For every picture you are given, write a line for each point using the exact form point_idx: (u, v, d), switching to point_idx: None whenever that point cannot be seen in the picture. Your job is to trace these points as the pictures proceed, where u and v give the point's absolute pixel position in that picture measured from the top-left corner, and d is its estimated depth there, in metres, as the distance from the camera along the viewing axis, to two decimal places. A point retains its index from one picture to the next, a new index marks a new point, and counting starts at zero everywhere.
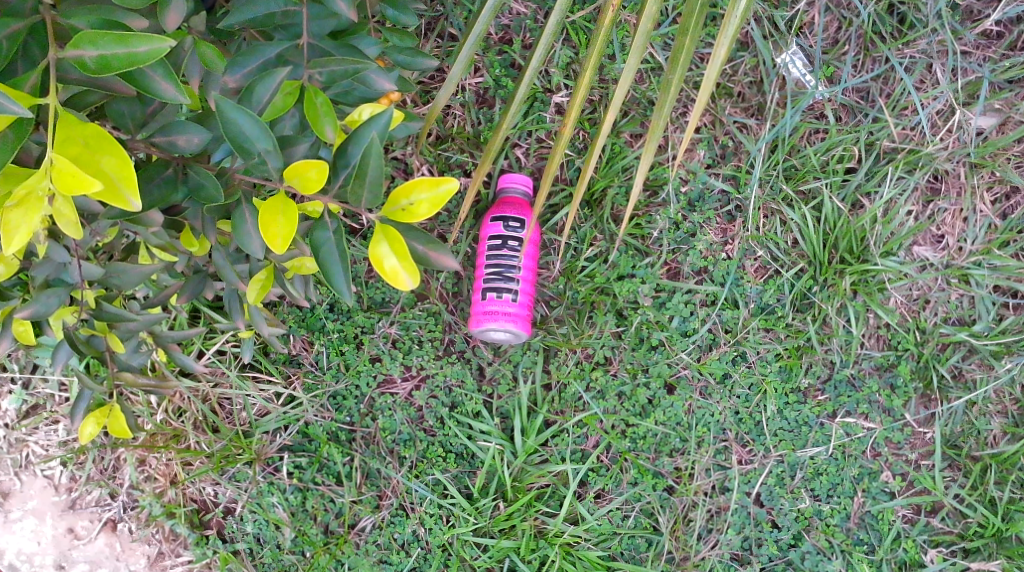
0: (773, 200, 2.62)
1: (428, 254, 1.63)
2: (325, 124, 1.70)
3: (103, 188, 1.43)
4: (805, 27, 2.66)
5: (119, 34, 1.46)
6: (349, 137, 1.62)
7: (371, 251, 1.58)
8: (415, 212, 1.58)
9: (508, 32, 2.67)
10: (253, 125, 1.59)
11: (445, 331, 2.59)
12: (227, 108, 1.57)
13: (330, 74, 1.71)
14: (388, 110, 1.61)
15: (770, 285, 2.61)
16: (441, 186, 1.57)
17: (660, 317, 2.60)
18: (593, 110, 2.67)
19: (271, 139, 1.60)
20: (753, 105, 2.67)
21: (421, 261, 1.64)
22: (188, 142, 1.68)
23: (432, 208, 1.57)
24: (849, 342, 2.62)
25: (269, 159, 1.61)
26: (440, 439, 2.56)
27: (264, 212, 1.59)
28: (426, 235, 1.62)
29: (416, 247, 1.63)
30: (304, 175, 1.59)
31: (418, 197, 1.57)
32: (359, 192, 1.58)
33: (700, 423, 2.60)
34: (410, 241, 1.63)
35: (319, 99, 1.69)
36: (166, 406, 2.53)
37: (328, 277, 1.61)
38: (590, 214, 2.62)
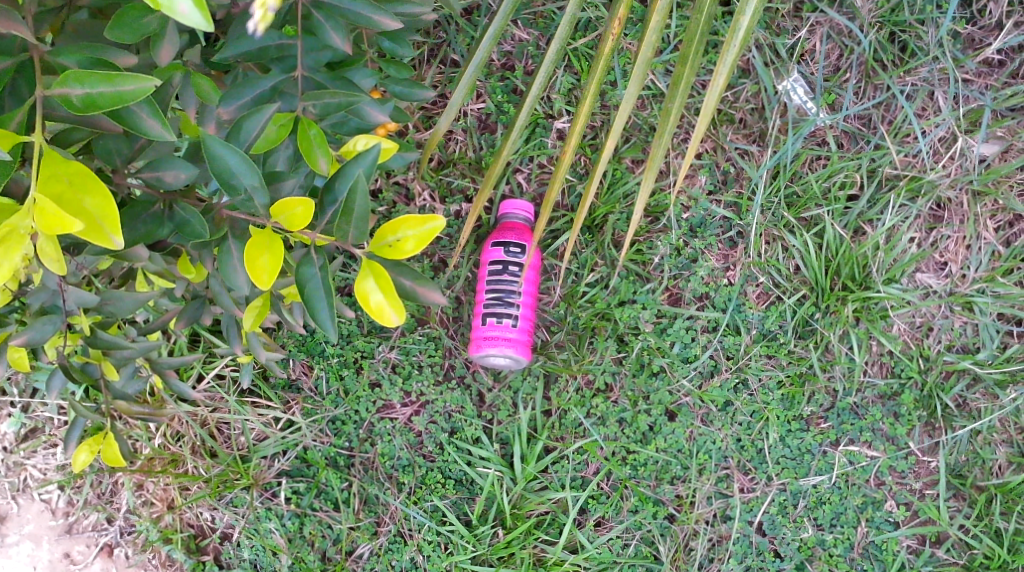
0: (774, 226, 2.61)
1: (416, 290, 1.63)
2: (319, 154, 1.71)
3: (85, 227, 1.40)
4: (807, 54, 2.66)
5: (106, 73, 1.44)
6: (337, 172, 1.61)
7: (358, 287, 1.58)
8: (401, 248, 1.58)
9: (510, 59, 2.67)
10: (239, 161, 1.58)
11: (445, 356, 2.58)
12: (213, 144, 1.56)
13: (324, 107, 1.71)
14: (375, 147, 1.59)
15: (772, 312, 2.59)
16: (428, 222, 1.58)
17: (661, 343, 2.59)
18: (595, 135, 2.67)
19: (257, 176, 1.59)
20: (756, 131, 2.66)
21: (408, 296, 1.63)
22: (175, 178, 1.64)
23: (419, 243, 1.58)
24: (852, 369, 2.59)
25: (254, 195, 1.60)
26: (439, 464, 2.54)
27: (250, 248, 1.58)
28: (414, 271, 1.62)
29: (403, 282, 1.63)
30: (290, 212, 1.60)
31: (404, 234, 1.57)
32: (345, 229, 1.57)
33: (701, 450, 2.58)
34: (397, 277, 1.63)
35: (313, 132, 1.70)
36: (164, 431, 2.52)
37: (313, 314, 1.60)
38: (591, 240, 2.62)
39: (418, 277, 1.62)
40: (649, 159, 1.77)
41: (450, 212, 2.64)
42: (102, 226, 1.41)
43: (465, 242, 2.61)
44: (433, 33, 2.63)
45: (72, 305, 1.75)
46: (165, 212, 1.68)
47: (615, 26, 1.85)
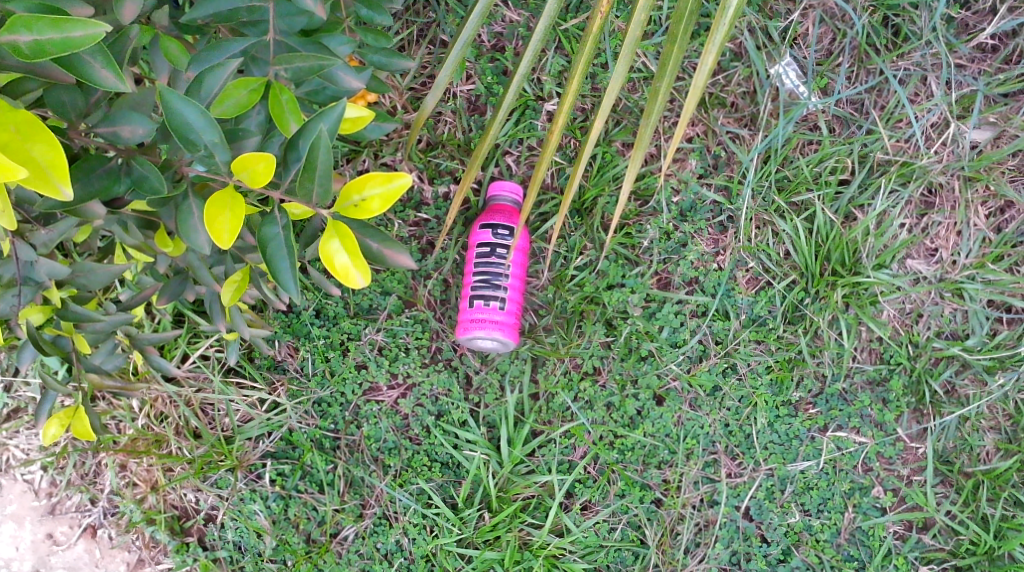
0: (765, 211, 2.60)
1: (384, 253, 1.70)
2: (290, 120, 1.74)
3: (30, 175, 1.45)
4: (799, 38, 2.64)
5: (55, 18, 1.45)
6: (301, 130, 1.66)
7: (324, 247, 1.64)
8: (368, 208, 1.63)
9: (500, 40, 2.65)
10: (198, 117, 1.60)
11: (432, 339, 2.56)
12: (172, 99, 1.58)
13: (297, 71, 1.74)
14: (340, 103, 1.65)
15: (761, 297, 2.58)
16: (394, 182, 1.63)
17: (650, 328, 2.58)
18: (585, 118, 2.65)
19: (217, 132, 1.61)
20: (746, 115, 2.65)
21: (375, 259, 1.71)
22: (132, 133, 1.66)
23: (384, 203, 1.63)
24: (841, 355, 2.59)
25: (215, 152, 1.62)
26: (425, 447, 2.53)
27: (211, 207, 1.61)
28: (381, 233, 1.69)
29: (370, 244, 1.70)
30: (252, 168, 1.62)
31: (370, 192, 1.63)
32: (310, 186, 1.62)
33: (689, 435, 2.57)
34: (363, 239, 1.69)
35: (285, 97, 1.73)
36: (148, 411, 2.51)
37: (275, 273, 1.64)
38: (580, 223, 2.60)
39: (386, 238, 1.70)
40: (637, 140, 1.77)
41: (438, 193, 2.62)
42: (48, 175, 1.46)
43: (452, 224, 2.59)
44: (422, 12, 2.60)
45: (43, 277, 1.82)
46: (123, 168, 1.69)
47: (603, 4, 1.84)
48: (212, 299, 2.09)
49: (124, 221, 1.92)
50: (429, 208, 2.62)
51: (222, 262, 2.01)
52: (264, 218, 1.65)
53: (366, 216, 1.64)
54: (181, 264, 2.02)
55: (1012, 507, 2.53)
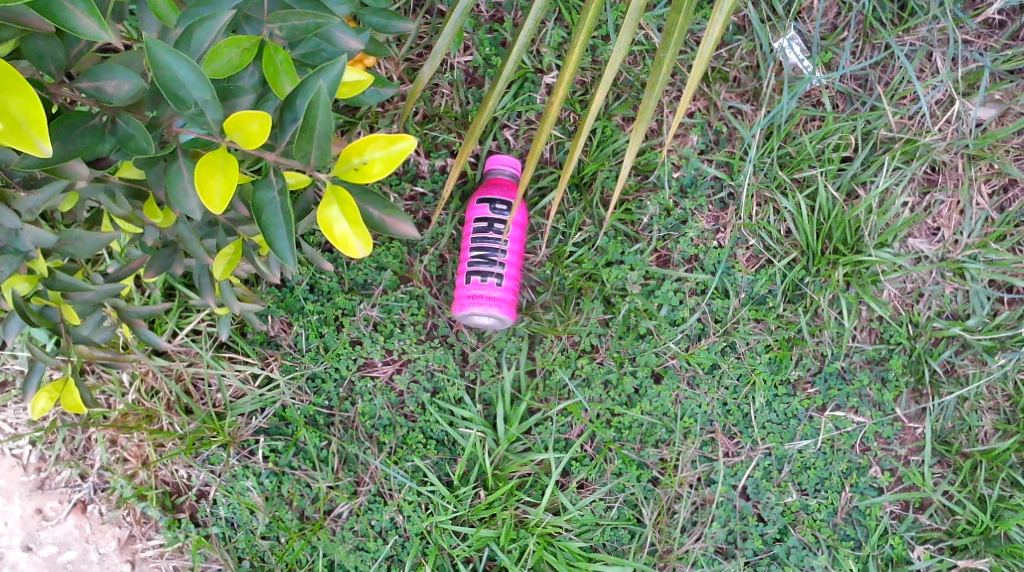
0: (766, 187, 2.57)
1: (384, 221, 1.66)
2: (285, 82, 1.67)
3: (7, 129, 1.41)
4: (804, 11, 2.60)
5: None
6: (297, 89, 1.61)
7: (323, 214, 1.59)
8: (369, 171, 1.59)
9: (499, 10, 2.59)
10: (189, 73, 1.55)
11: (428, 314, 2.53)
12: (163, 54, 1.53)
13: (292, 30, 1.70)
14: (339, 62, 1.61)
15: (761, 275, 2.56)
16: (397, 143, 1.58)
17: (649, 305, 2.55)
18: (585, 91, 2.60)
19: (209, 90, 1.56)
20: (748, 90, 2.61)
21: (375, 226, 1.67)
22: (116, 89, 1.62)
23: (387, 167, 1.59)
24: (840, 334, 2.56)
25: (206, 110, 1.57)
26: (421, 424, 2.50)
27: (202, 169, 1.57)
28: (383, 200, 1.65)
29: (371, 212, 1.66)
30: (246, 129, 1.57)
31: (371, 156, 1.58)
32: (308, 149, 1.57)
33: (687, 414, 2.54)
34: (365, 208, 1.66)
35: (280, 57, 1.66)
36: (138, 386, 2.46)
37: (271, 239, 1.59)
38: (579, 199, 2.56)
39: (388, 206, 1.66)
40: (639, 112, 1.77)
41: (436, 166, 2.58)
42: (26, 128, 1.42)
43: (449, 198, 2.56)
44: None
45: (28, 245, 1.77)
46: (108, 126, 1.65)
47: None
48: (201, 275, 2.05)
49: (112, 189, 1.87)
50: (425, 181, 2.57)
51: (214, 235, 1.97)
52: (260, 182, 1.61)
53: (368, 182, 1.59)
54: (171, 237, 1.98)
55: (1010, 488, 2.52)
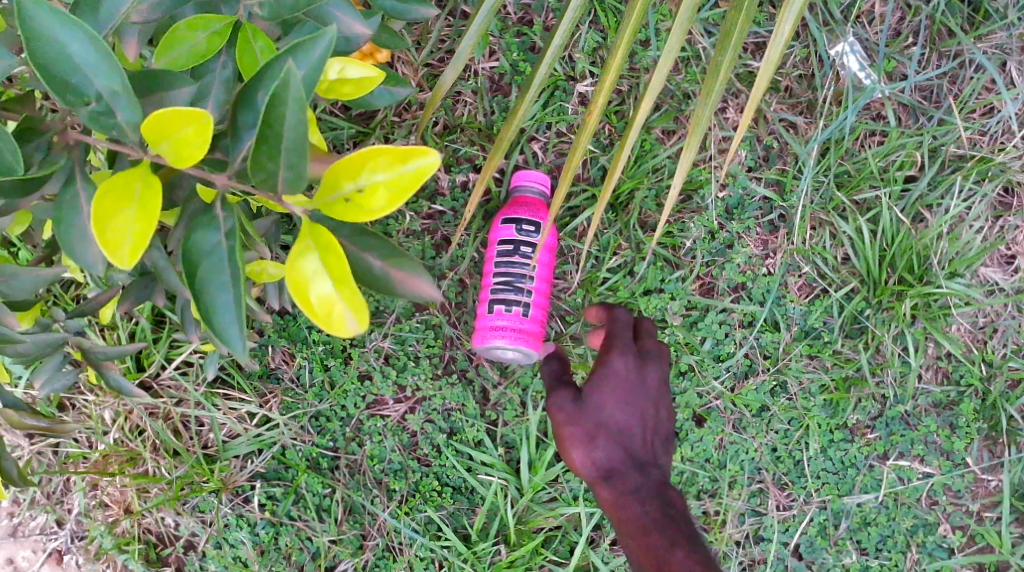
0: (822, 210, 2.31)
1: (390, 273, 1.38)
2: None
3: None
4: (864, 15, 2.34)
5: None
6: (264, 73, 1.31)
7: (297, 266, 1.32)
8: (368, 201, 1.32)
9: (528, 12, 2.34)
10: (87, 52, 1.28)
11: (445, 347, 2.27)
12: (56, 27, 1.27)
13: (275, 8, 1.46)
14: (319, 43, 1.32)
15: (816, 306, 2.29)
16: (409, 164, 1.30)
17: (691, 339, 2.29)
18: (621, 101, 2.35)
19: (117, 77, 1.30)
20: (802, 101, 2.34)
21: (374, 286, 1.38)
22: None
23: (387, 200, 1.31)
24: (905, 374, 2.30)
25: (115, 104, 1.30)
26: (436, 470, 2.24)
27: (114, 192, 1.28)
28: (387, 246, 1.37)
29: (373, 264, 1.38)
30: (174, 138, 1.29)
31: (372, 179, 1.31)
32: (273, 165, 1.30)
33: (732, 460, 2.29)
34: (367, 257, 1.38)
35: (257, 43, 1.47)
36: (122, 424, 2.19)
37: (209, 313, 1.31)
38: (615, 220, 2.31)
39: (398, 256, 1.37)
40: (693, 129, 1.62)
41: (456, 182, 2.31)
42: None
43: (471, 217, 2.30)
44: None
45: None
46: None
47: None
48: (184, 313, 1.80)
49: None
50: (445, 199, 2.31)
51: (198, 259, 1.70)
52: (201, 223, 1.33)
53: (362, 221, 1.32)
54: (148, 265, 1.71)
55: None
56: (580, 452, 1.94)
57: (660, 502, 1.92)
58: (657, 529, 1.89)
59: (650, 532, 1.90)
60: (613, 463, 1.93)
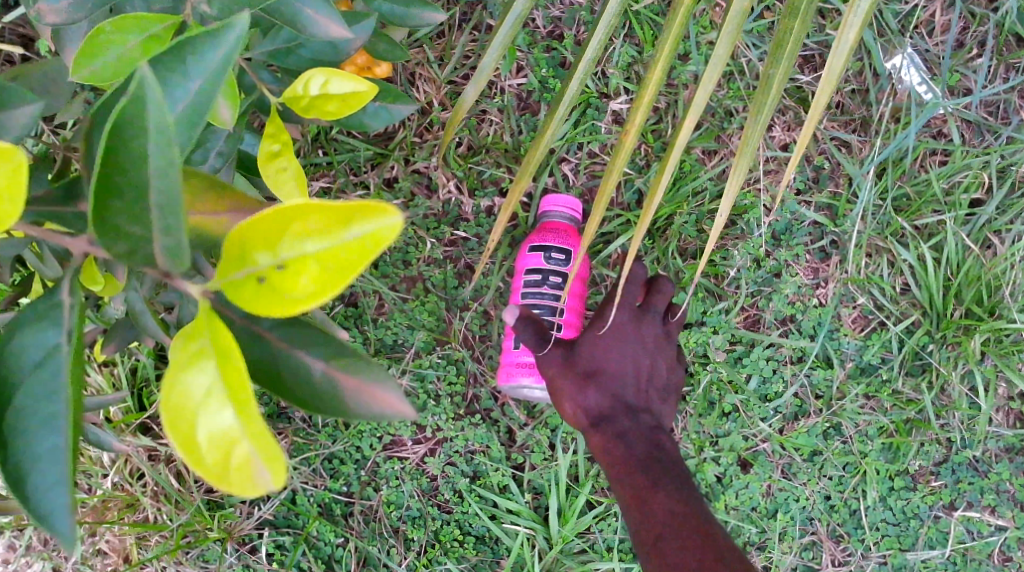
0: (879, 236, 2.12)
1: (331, 375, 1.14)
2: None
3: None
4: (923, 25, 2.15)
5: None
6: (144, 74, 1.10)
7: (186, 377, 1.02)
8: (295, 284, 1.02)
9: (558, 25, 2.18)
10: None
11: (468, 384, 2.11)
12: None
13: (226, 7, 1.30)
14: (215, 42, 1.09)
15: (874, 342, 2.11)
16: (352, 229, 0.99)
17: (735, 377, 2.11)
18: (658, 120, 2.19)
19: None
20: (856, 119, 2.16)
21: (313, 399, 1.14)
22: None
23: (318, 282, 1.01)
24: (974, 417, 2.10)
25: None
26: (457, 518, 2.09)
27: None
28: (326, 342, 1.14)
29: (314, 370, 1.14)
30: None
31: (302, 247, 1.01)
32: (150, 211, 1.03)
33: (782, 510, 2.11)
34: (303, 357, 1.15)
35: None
36: (121, 467, 2.03)
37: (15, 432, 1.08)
38: (652, 247, 2.13)
39: (346, 358, 1.14)
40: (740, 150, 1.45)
41: (481, 207, 2.15)
42: None
43: (496, 245, 2.14)
44: None
45: None
46: None
47: None
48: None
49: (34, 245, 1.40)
50: (468, 224, 2.14)
51: None
52: (28, 331, 1.10)
53: (288, 314, 1.03)
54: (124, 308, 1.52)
55: None
56: (570, 402, 1.90)
57: (650, 451, 1.87)
58: (640, 469, 1.84)
59: (636, 475, 1.84)
60: (603, 409, 1.90)
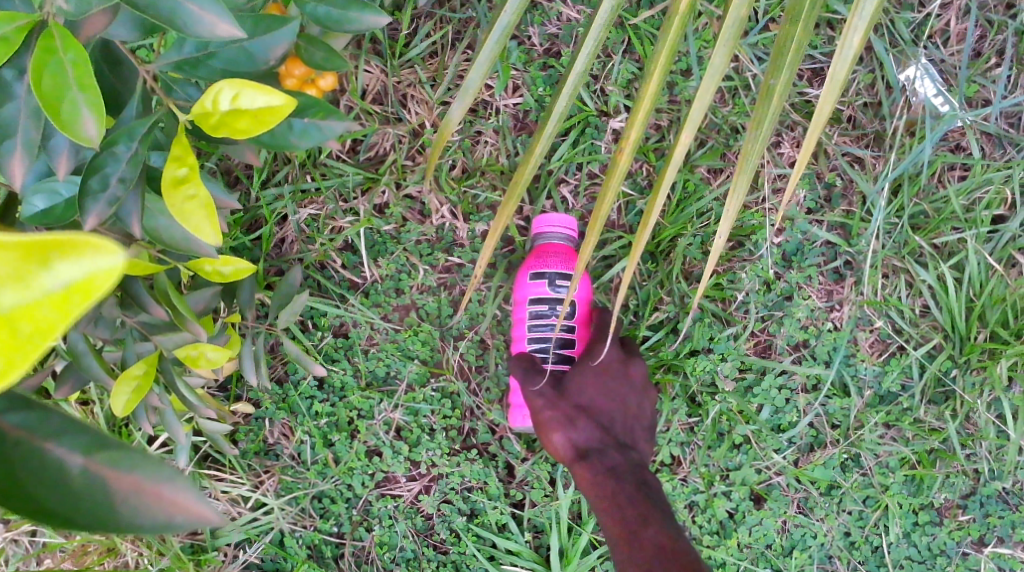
0: (897, 255, 2.01)
1: (89, 473, 0.93)
2: (74, 100, 1.11)
3: None
4: (937, 35, 2.05)
5: None
6: None
7: None
8: None
9: (555, 42, 2.07)
10: None
11: (464, 417, 2.01)
12: None
13: None
14: None
15: (893, 367, 1.99)
16: (53, 273, 0.80)
17: (745, 407, 1.99)
18: (660, 138, 2.10)
19: None
20: (868, 133, 2.05)
21: (70, 505, 0.92)
22: None
23: (3, 351, 0.82)
24: (1002, 447, 1.98)
25: None
26: (454, 559, 1.99)
27: None
28: (83, 433, 0.93)
29: (68, 465, 0.92)
30: None
31: None
32: None
33: (799, 548, 2.00)
34: (50, 448, 0.93)
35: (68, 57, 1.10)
36: None
37: None
38: (655, 270, 2.03)
39: (111, 450, 0.93)
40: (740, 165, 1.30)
41: (476, 231, 2.04)
42: None
43: (492, 270, 2.03)
44: (459, 7, 2.02)
45: None
46: None
47: None
48: (171, 378, 1.51)
49: None
50: (463, 250, 2.03)
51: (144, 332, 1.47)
52: None
53: None
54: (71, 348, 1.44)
55: None
56: (560, 434, 1.85)
57: (640, 486, 1.83)
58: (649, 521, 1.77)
59: (628, 511, 1.79)
60: (593, 443, 1.86)
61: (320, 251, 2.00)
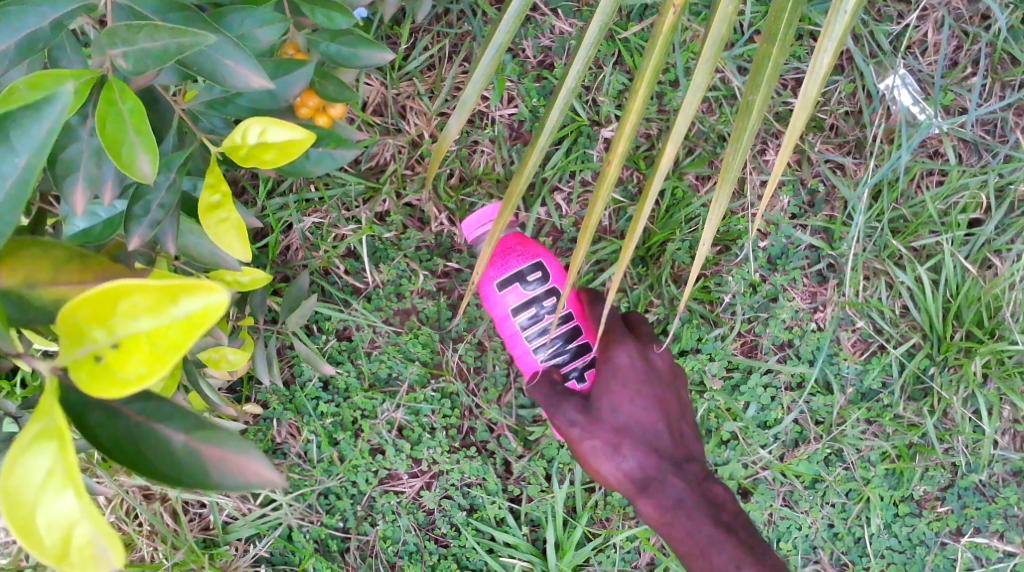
0: (877, 258, 2.09)
1: (191, 448, 1.12)
2: (134, 149, 1.23)
3: None
4: (916, 45, 2.12)
5: None
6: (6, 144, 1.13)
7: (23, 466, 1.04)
8: (126, 362, 1.04)
9: (548, 55, 2.15)
10: None
11: (464, 416, 2.10)
12: None
13: (139, 60, 1.20)
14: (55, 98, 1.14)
15: (873, 366, 2.08)
16: (180, 305, 1.03)
17: (732, 405, 2.08)
18: (650, 146, 2.18)
19: None
20: (850, 141, 2.13)
21: (178, 475, 1.12)
22: None
23: (149, 361, 1.04)
24: (978, 441, 2.07)
25: None
26: (455, 551, 2.09)
27: None
28: (184, 416, 1.13)
29: (173, 442, 1.12)
30: None
31: (134, 327, 1.04)
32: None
33: (783, 538, 2.10)
34: (161, 430, 1.13)
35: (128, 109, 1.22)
36: (116, 507, 2.02)
37: None
38: (645, 274, 2.13)
39: (204, 428, 1.13)
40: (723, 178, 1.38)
41: None
42: None
43: None
44: (455, 22, 2.10)
45: None
46: None
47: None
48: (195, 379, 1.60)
49: None
50: (461, 255, 2.12)
51: None
52: None
53: (114, 394, 1.04)
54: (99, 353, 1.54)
55: None
56: (607, 463, 1.85)
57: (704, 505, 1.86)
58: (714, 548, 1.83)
59: (698, 541, 1.84)
60: (649, 472, 1.86)
61: (323, 258, 2.08)
